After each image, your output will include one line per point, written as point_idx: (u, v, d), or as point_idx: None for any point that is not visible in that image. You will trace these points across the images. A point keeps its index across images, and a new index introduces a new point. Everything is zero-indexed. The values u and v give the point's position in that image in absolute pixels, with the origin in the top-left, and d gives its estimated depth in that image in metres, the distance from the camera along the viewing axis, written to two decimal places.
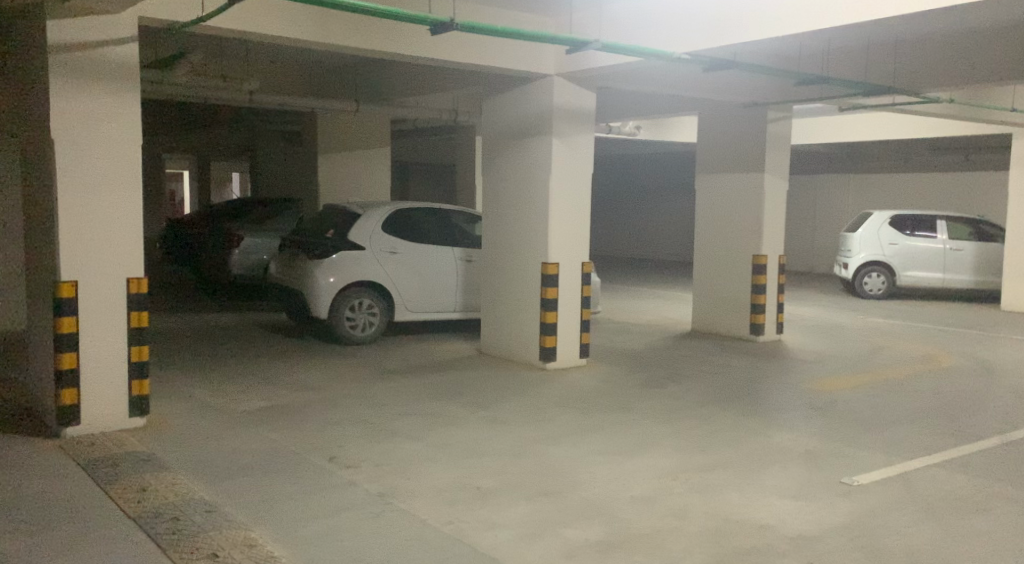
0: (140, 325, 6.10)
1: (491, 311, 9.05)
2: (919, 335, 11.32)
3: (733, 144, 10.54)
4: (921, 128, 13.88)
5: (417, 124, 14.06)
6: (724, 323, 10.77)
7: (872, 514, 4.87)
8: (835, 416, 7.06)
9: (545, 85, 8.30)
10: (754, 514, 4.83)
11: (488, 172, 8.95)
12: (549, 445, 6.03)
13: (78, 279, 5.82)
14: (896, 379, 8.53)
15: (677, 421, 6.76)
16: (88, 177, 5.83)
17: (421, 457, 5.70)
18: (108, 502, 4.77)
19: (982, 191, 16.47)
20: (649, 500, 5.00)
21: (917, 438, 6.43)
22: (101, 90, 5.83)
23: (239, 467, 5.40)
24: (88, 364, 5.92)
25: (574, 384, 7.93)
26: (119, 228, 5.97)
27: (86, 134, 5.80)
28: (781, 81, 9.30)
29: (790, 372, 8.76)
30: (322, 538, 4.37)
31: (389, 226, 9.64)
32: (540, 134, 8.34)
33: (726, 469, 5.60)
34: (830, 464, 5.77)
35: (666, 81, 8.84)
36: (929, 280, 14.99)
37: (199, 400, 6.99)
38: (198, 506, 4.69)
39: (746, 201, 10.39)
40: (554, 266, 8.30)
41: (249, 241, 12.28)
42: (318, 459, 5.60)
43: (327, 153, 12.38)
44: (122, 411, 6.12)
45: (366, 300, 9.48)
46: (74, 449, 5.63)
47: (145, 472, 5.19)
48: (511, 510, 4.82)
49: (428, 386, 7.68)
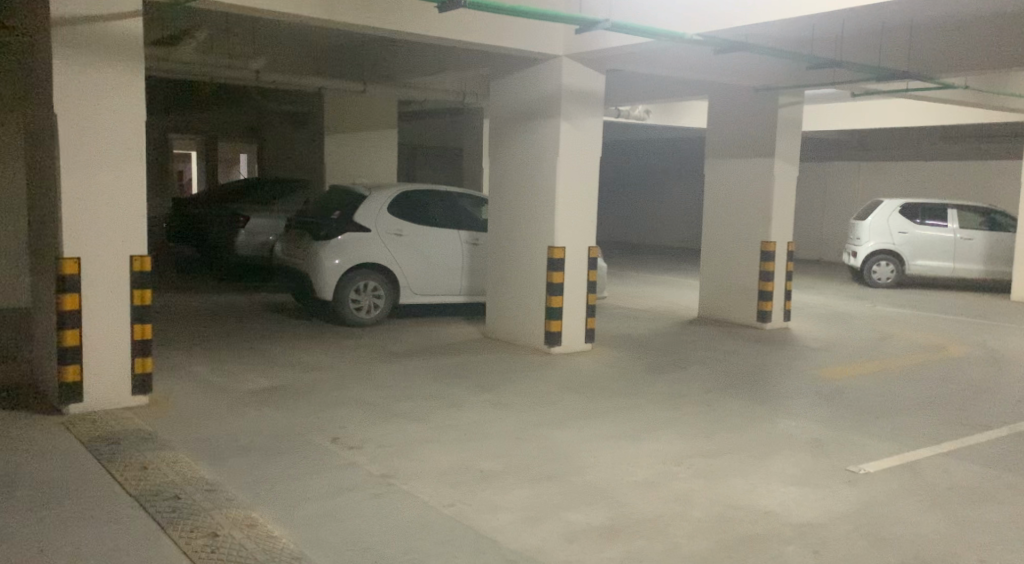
0: (143, 304, 6.07)
1: (497, 295, 9.00)
2: (928, 324, 11.24)
3: (743, 129, 10.44)
4: (934, 115, 13.75)
5: (424, 105, 13.96)
6: (731, 309, 10.69)
7: (878, 503, 4.82)
8: (841, 403, 7.01)
9: (554, 66, 8.20)
10: (759, 501, 4.78)
11: (496, 154, 8.87)
12: (552, 428, 5.99)
13: (82, 256, 5.79)
14: (904, 368, 8.46)
15: (682, 406, 6.71)
16: (91, 153, 5.78)
17: (423, 438, 5.67)
18: (109, 479, 4.75)
19: (994, 180, 16.32)
20: (652, 485, 4.96)
21: (925, 427, 6.37)
22: (105, 66, 5.77)
23: (241, 446, 5.37)
24: (91, 341, 5.89)
25: (579, 368, 7.88)
26: (122, 206, 5.93)
27: (90, 110, 5.75)
28: (794, 65, 9.19)
29: (797, 360, 8.70)
30: (322, 519, 4.34)
31: (395, 208, 9.58)
32: (548, 116, 8.26)
33: (731, 455, 5.55)
34: (836, 452, 5.71)
35: (676, 65, 8.75)
36: (938, 269, 14.88)
37: (202, 379, 6.97)
38: (199, 485, 4.67)
39: (755, 187, 10.30)
40: (560, 250, 8.24)
41: (255, 222, 12.25)
42: (320, 439, 5.57)
43: (334, 134, 12.31)
44: (125, 390, 6.09)
45: (371, 282, 9.44)
46: (76, 426, 5.61)
47: (147, 450, 5.17)
48: (514, 492, 4.78)
49: (432, 369, 7.65)
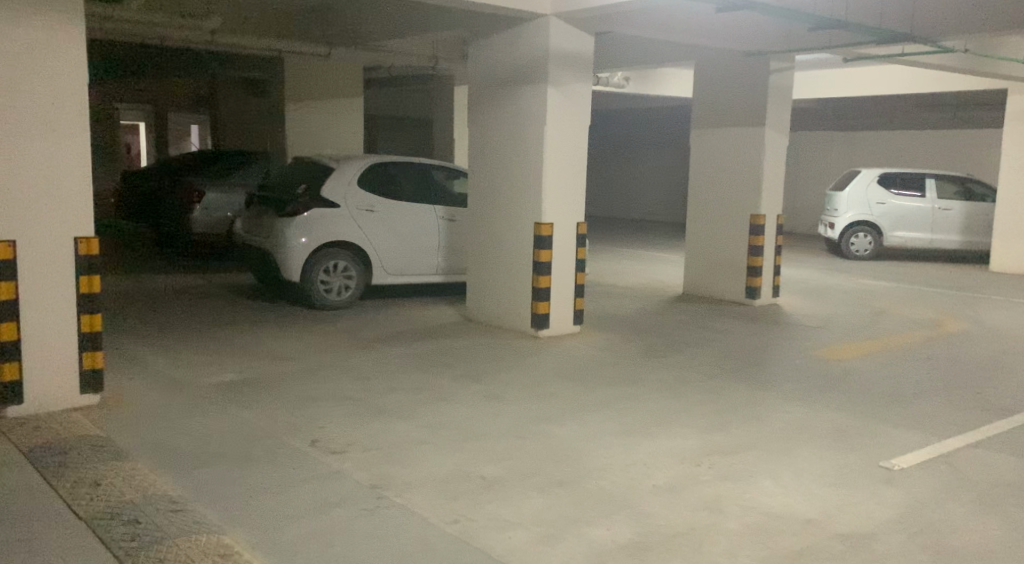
0: (91, 291, 5.37)
1: (479, 274, 8.41)
2: (917, 297, 10.91)
3: (732, 96, 9.91)
4: (916, 81, 13.36)
5: (392, 70, 13.20)
6: (718, 286, 10.24)
7: (925, 505, 4.35)
8: (852, 387, 6.58)
9: (541, 27, 7.55)
10: (794, 506, 4.31)
11: (476, 122, 8.24)
12: (554, 424, 5.45)
13: (17, 239, 5.07)
14: (906, 346, 8.07)
15: (687, 395, 6.23)
16: (25, 124, 5.04)
17: (414, 440, 5.09)
18: (55, 500, 4.11)
19: (972, 150, 16.06)
20: (675, 491, 4.45)
21: (946, 414, 5.95)
22: (26, 20, 4.98)
23: (208, 454, 4.74)
24: (31, 335, 5.19)
25: (569, 353, 7.35)
26: (64, 185, 5.21)
27: (21, 74, 4.99)
28: (791, 28, 8.63)
29: (794, 339, 8.27)
30: (308, 544, 3.75)
31: (366, 182, 8.90)
32: (533, 81, 7.64)
33: (754, 451, 5.07)
34: (864, 444, 5.25)
35: (669, 25, 8.14)
36: (917, 240, 14.58)
37: (162, 373, 6.31)
38: (162, 505, 4.03)
39: (745, 156, 9.80)
40: (548, 226, 7.67)
41: (210, 196, 11.46)
42: (298, 443, 4.96)
43: (293, 102, 11.54)
44: (72, 389, 5.39)
45: (342, 262, 8.77)
46: (16, 433, 4.93)
47: (99, 462, 4.51)
48: (523, 504, 4.23)
49: (413, 357, 7.05)
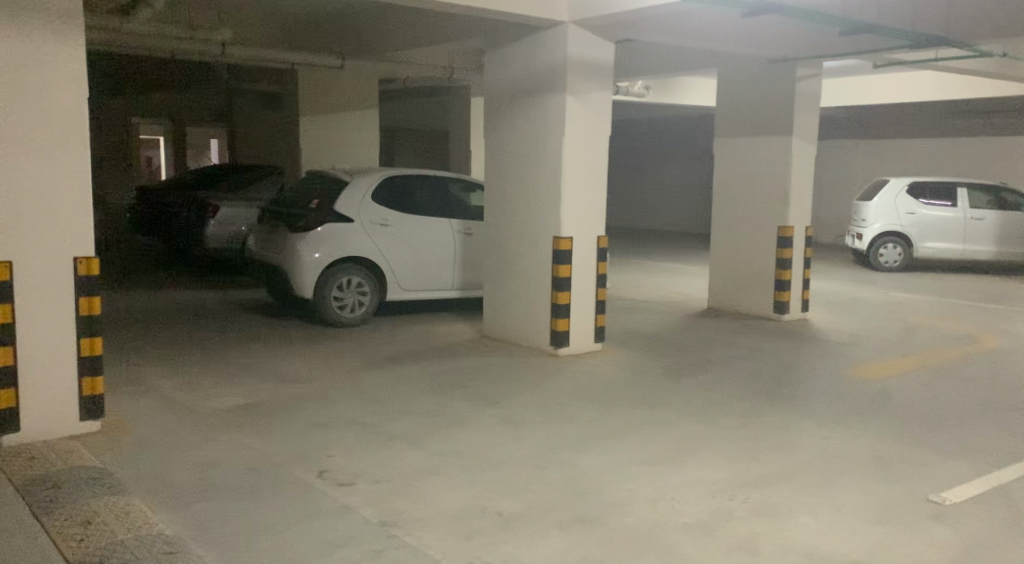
0: (90, 313, 5.14)
1: (496, 290, 8.12)
2: (952, 311, 10.51)
3: (757, 104, 9.59)
4: (945, 88, 12.99)
5: (408, 82, 13.03)
6: (745, 300, 9.89)
7: (978, 546, 3.99)
8: (890, 410, 6.23)
9: (559, 35, 7.29)
10: (835, 547, 3.97)
11: (492, 133, 7.98)
12: (576, 453, 5.14)
13: (14, 260, 4.85)
14: (944, 364, 7.70)
15: (717, 419, 5.90)
16: (23, 141, 4.83)
17: (427, 470, 4.81)
18: (44, 540, 3.86)
19: (1002, 157, 15.62)
20: (704, 528, 4.13)
21: (993, 440, 5.58)
22: (25, 33, 4.79)
23: (210, 487, 4.48)
24: (27, 361, 4.96)
25: (591, 373, 7.05)
26: (64, 204, 4.99)
27: (20, 89, 4.80)
28: (818, 34, 8.32)
29: (825, 357, 7.92)
30: None
31: (380, 195, 8.66)
32: (551, 91, 7.37)
33: (789, 482, 4.74)
34: (909, 474, 4.91)
35: (691, 31, 7.85)
36: (948, 251, 14.13)
37: (167, 397, 6.07)
38: (156, 546, 3.77)
39: (771, 166, 9.47)
40: (567, 241, 7.38)
41: (225, 211, 11.24)
42: (306, 475, 4.69)
43: (307, 115, 11.34)
44: (72, 416, 5.16)
45: (355, 278, 8.51)
46: (11, 464, 4.70)
47: (94, 497, 4.26)
48: (542, 545, 3.93)
49: (428, 378, 6.77)
